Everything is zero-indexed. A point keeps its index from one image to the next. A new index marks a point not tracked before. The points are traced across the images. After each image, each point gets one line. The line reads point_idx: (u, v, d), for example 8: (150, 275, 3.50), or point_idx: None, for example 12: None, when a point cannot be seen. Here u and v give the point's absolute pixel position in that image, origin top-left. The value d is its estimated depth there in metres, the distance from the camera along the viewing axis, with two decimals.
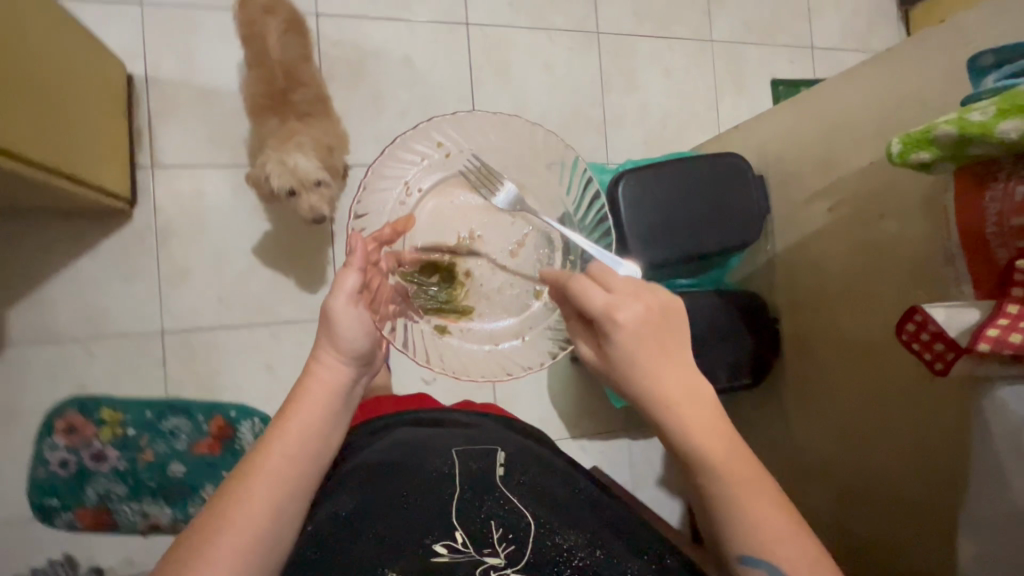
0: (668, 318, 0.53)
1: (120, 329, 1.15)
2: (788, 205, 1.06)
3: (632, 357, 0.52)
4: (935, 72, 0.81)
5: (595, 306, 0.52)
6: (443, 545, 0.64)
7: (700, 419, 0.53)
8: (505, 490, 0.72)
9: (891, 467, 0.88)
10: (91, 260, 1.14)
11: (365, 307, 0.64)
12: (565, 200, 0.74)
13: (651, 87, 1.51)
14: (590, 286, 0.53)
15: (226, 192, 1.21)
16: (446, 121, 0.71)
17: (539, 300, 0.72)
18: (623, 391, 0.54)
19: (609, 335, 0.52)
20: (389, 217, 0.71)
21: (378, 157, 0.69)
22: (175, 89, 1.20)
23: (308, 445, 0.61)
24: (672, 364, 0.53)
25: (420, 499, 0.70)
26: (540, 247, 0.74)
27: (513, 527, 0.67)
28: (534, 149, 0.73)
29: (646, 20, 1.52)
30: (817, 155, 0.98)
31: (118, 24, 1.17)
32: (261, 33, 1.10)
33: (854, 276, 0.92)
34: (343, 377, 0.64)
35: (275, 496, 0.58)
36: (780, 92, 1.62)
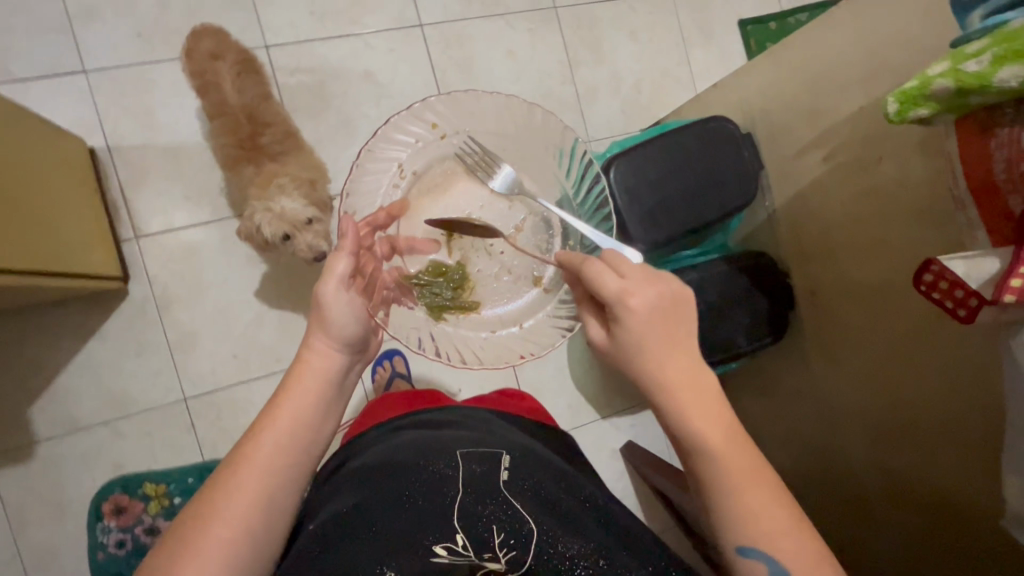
0: (677, 305, 0.52)
1: (143, 404, 1.15)
2: (781, 159, 1.06)
3: (639, 339, 0.52)
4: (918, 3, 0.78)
5: (609, 291, 0.52)
6: (442, 546, 0.61)
7: (705, 406, 0.51)
8: (506, 492, 0.66)
9: (926, 404, 0.87)
10: (99, 343, 1.13)
11: (356, 293, 0.67)
12: (564, 186, 0.73)
13: (618, 53, 1.47)
14: (604, 270, 0.53)
15: (216, 247, 1.19)
16: (439, 100, 0.70)
17: (538, 287, 0.73)
18: (627, 370, 0.54)
19: (619, 319, 0.52)
20: (384, 201, 0.71)
21: (370, 138, 0.68)
22: (141, 154, 1.16)
23: (297, 435, 0.63)
24: (677, 352, 0.52)
25: (419, 498, 0.66)
26: (538, 232, 0.73)
27: (515, 530, 0.63)
28: (533, 132, 0.72)
29: None
30: (804, 106, 0.98)
31: (67, 98, 1.13)
32: (214, 80, 1.05)
33: (859, 222, 0.92)
34: (333, 363, 0.66)
35: (265, 486, 0.60)
36: (749, 32, 1.57)
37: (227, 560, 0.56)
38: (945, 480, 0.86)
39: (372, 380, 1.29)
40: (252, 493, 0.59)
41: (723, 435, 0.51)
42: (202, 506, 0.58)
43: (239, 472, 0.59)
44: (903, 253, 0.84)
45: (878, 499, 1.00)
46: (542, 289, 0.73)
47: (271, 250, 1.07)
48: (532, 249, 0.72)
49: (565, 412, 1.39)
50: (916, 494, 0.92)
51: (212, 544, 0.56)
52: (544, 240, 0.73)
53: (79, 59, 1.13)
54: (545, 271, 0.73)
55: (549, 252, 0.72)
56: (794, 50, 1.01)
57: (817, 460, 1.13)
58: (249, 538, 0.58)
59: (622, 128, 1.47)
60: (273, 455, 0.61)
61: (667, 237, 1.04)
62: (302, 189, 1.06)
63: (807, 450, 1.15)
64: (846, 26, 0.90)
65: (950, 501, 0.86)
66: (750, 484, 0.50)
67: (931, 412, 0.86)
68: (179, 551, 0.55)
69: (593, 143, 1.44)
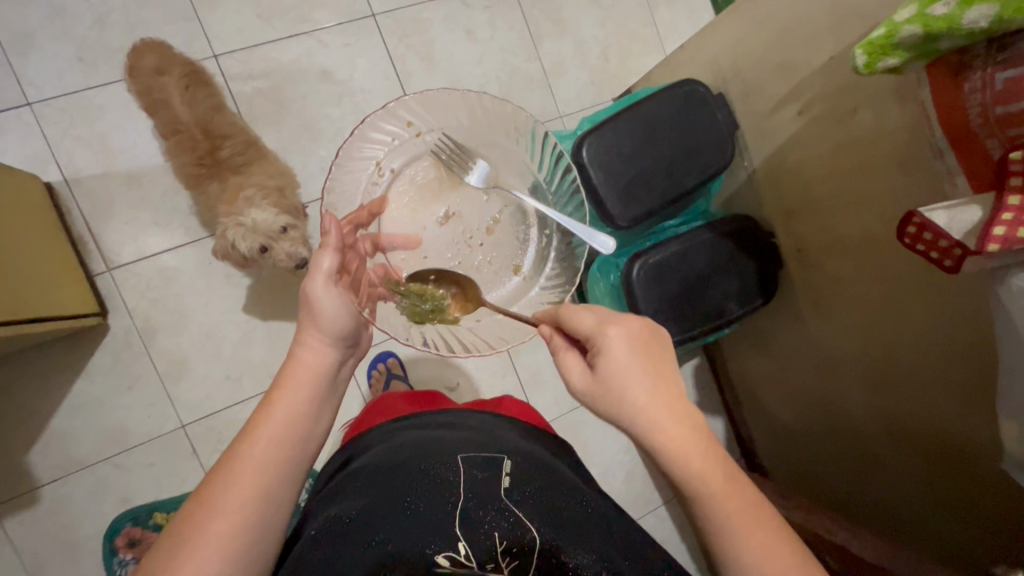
0: (654, 336, 0.56)
1: (142, 436, 1.14)
2: (755, 117, 1.03)
3: (619, 369, 0.53)
4: None
5: (586, 325, 0.56)
6: (445, 556, 0.60)
7: (698, 451, 0.52)
8: (509, 502, 0.66)
9: (919, 351, 0.87)
10: (88, 381, 1.12)
11: (344, 289, 0.67)
12: (540, 176, 0.71)
13: (581, 21, 1.42)
14: (578, 310, 0.57)
15: (193, 270, 1.16)
16: (412, 99, 0.67)
17: (519, 275, 0.71)
18: (611, 414, 0.54)
19: (601, 350, 0.55)
20: (363, 200, 0.69)
21: (348, 137, 0.65)
22: (101, 183, 1.12)
23: (292, 433, 0.63)
24: (663, 377, 0.54)
25: (423, 502, 0.66)
26: (515, 224, 0.73)
27: (518, 539, 0.62)
28: (497, 123, 0.70)
29: None
30: (775, 58, 0.96)
31: (15, 134, 1.08)
32: (162, 97, 1.00)
33: (837, 178, 0.90)
34: (326, 358, 0.68)
35: (262, 482, 0.59)
36: None
37: (226, 557, 0.54)
38: (951, 426, 0.86)
39: (368, 383, 1.28)
40: (249, 490, 0.58)
41: (723, 483, 0.51)
42: (202, 498, 0.57)
43: (234, 470, 0.58)
44: (885, 204, 0.83)
45: (885, 451, 1.00)
46: (524, 277, 0.71)
47: (249, 266, 1.04)
48: (510, 240, 0.73)
49: (566, 392, 1.39)
50: (915, 438, 0.93)
51: (211, 541, 0.54)
52: (522, 230, 0.72)
53: (20, 91, 1.08)
54: (524, 259, 0.72)
55: (527, 242, 0.72)
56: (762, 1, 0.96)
57: (818, 415, 1.13)
58: (248, 536, 0.56)
59: (594, 100, 1.43)
60: (271, 450, 0.60)
61: (649, 210, 1.01)
62: (272, 198, 1.02)
63: (805, 402, 1.15)
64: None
65: (957, 447, 0.86)
66: (749, 531, 0.49)
67: (929, 361, 0.85)
68: (178, 551, 0.53)
69: (565, 118, 1.40)
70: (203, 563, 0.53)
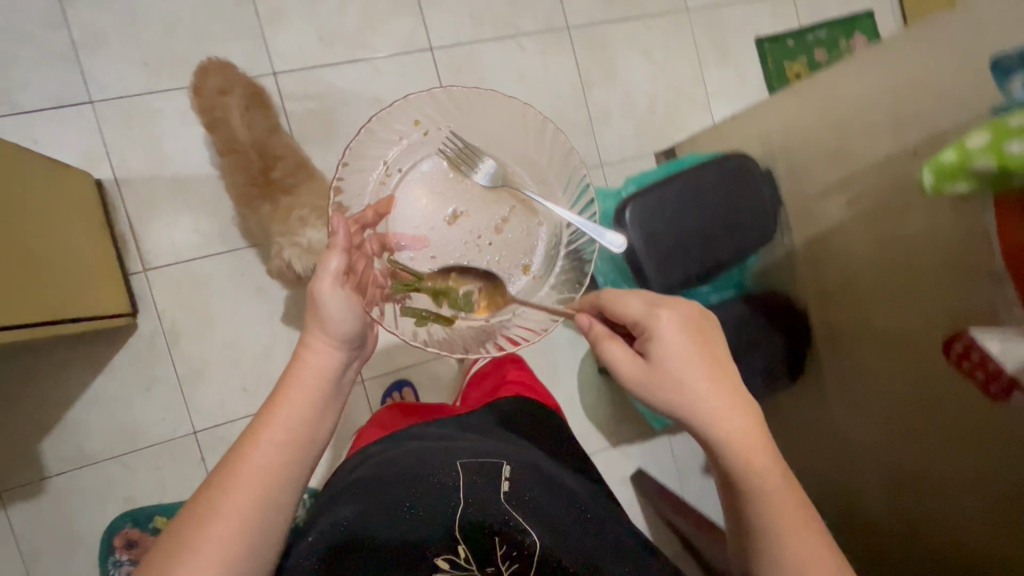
0: (703, 329, 0.61)
1: (153, 438, 1.14)
2: (801, 197, 1.02)
3: (675, 354, 0.59)
4: (949, 63, 0.75)
5: (635, 311, 0.61)
6: (445, 559, 0.67)
7: (757, 446, 0.58)
8: (508, 507, 0.68)
9: (945, 456, 0.86)
10: (108, 378, 1.12)
11: (352, 289, 0.67)
12: (554, 183, 0.74)
13: (633, 73, 1.44)
14: (628, 299, 0.62)
15: (226, 279, 1.18)
16: (421, 99, 0.71)
17: (528, 274, 0.74)
18: (659, 400, 0.59)
19: (653, 334, 0.59)
20: (372, 199, 0.73)
21: (356, 136, 0.69)
22: (149, 185, 1.14)
23: (294, 436, 0.62)
24: (716, 373, 0.60)
25: (422, 502, 0.68)
26: (523, 223, 0.75)
27: (517, 544, 0.67)
28: (511, 119, 0.72)
29: (615, 3, 1.42)
30: (828, 144, 0.95)
31: (74, 130, 1.11)
32: (222, 116, 0.97)
33: (880, 278, 0.90)
34: (332, 360, 0.67)
35: (262, 490, 0.59)
36: (766, 51, 1.53)
37: (230, 559, 0.56)
38: (967, 536, 0.85)
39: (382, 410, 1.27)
40: (253, 490, 0.58)
41: (776, 481, 0.58)
42: (203, 504, 0.57)
43: (236, 473, 0.59)
44: (934, 303, 0.81)
45: (890, 547, 0.99)
46: (532, 276, 0.74)
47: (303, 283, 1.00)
48: (520, 239, 0.76)
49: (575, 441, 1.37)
50: (925, 543, 0.92)
51: (212, 544, 0.55)
52: (529, 228, 0.75)
53: (84, 89, 1.12)
54: (533, 258, 0.74)
55: (537, 240, 0.75)
56: (822, 84, 0.97)
57: (826, 499, 1.11)
58: (248, 545, 0.57)
59: (637, 151, 1.44)
60: (277, 451, 0.61)
61: (683, 278, 1.01)
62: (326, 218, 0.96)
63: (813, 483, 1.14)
64: (875, 66, 0.86)
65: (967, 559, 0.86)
66: (795, 527, 0.56)
67: (955, 469, 0.85)
68: (177, 552, 0.54)
69: (606, 168, 1.41)
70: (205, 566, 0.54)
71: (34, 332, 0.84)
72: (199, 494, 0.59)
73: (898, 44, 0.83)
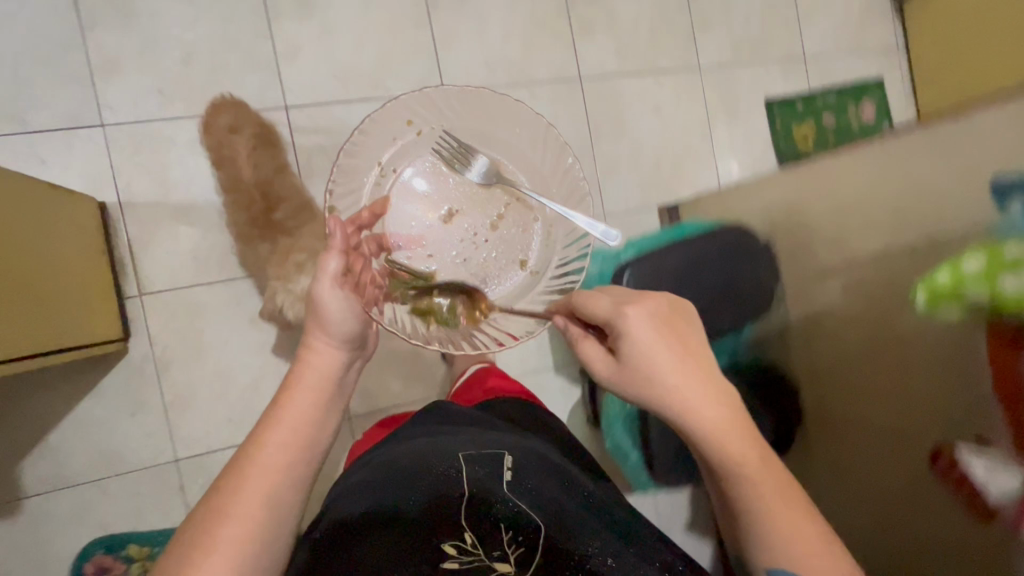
0: (670, 320, 0.63)
1: (134, 464, 1.14)
2: (800, 276, 1.02)
3: (641, 349, 0.61)
4: (946, 172, 0.77)
5: (602, 310, 0.63)
6: (452, 546, 0.71)
7: (737, 434, 0.61)
8: (512, 496, 0.75)
9: (946, 541, 0.86)
10: (94, 402, 1.11)
11: (350, 290, 0.68)
12: (550, 178, 0.76)
13: (641, 127, 1.45)
14: (594, 298, 0.64)
15: (221, 309, 1.18)
16: (411, 99, 0.72)
17: (526, 269, 0.76)
18: (633, 391, 0.63)
19: (620, 332, 0.62)
20: (367, 200, 0.73)
21: (349, 138, 0.70)
22: (152, 211, 1.15)
23: (300, 435, 0.64)
24: (684, 364, 0.62)
25: (428, 491, 0.75)
26: (520, 220, 0.77)
27: (522, 529, 0.72)
28: (505, 116, 0.75)
29: (629, 57, 1.44)
30: (829, 232, 0.95)
31: (82, 152, 1.12)
32: (229, 155, 0.99)
33: (872, 364, 0.91)
34: (334, 361, 0.69)
35: (268, 488, 0.61)
36: (774, 113, 1.55)
37: (241, 557, 0.58)
38: None
39: None
40: (262, 486, 0.61)
41: (756, 464, 0.61)
42: (212, 506, 0.59)
43: (245, 471, 0.61)
44: (930, 393, 0.83)
45: None
46: (529, 272, 0.76)
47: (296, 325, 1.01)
48: (517, 236, 0.77)
49: None
50: None
51: (224, 540, 0.58)
52: (524, 225, 0.77)
53: (97, 112, 1.13)
54: (531, 255, 0.77)
55: (533, 235, 0.77)
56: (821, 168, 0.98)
57: None
58: (257, 544, 0.59)
59: (640, 204, 1.44)
60: (283, 450, 0.63)
61: None
62: None
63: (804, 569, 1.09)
64: (869, 160, 0.88)
65: None
66: (779, 504, 0.60)
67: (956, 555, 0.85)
68: (193, 550, 0.57)
69: (608, 219, 1.41)
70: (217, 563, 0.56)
71: (11, 365, 0.84)
72: (203, 502, 0.60)
73: (897, 140, 0.84)
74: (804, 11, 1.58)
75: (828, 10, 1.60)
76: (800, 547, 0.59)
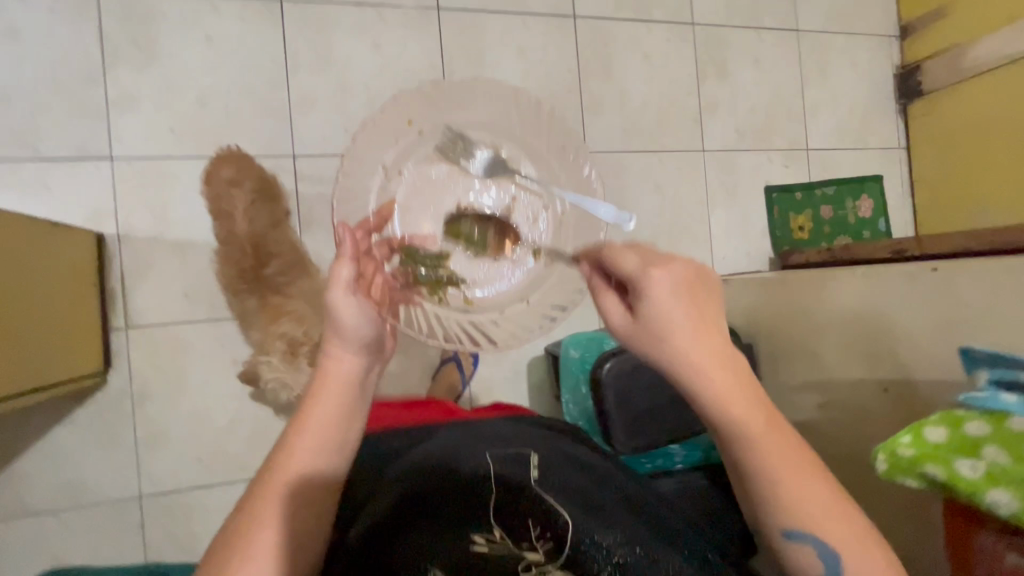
0: (698, 284, 0.58)
1: (98, 497, 1.13)
2: (777, 381, 1.15)
3: (661, 310, 0.57)
4: (920, 320, 0.90)
5: (629, 266, 0.59)
6: (480, 536, 0.69)
7: (738, 399, 0.56)
8: (540, 491, 0.71)
9: None
10: (66, 432, 1.11)
11: (363, 295, 0.65)
12: (552, 164, 0.81)
13: (641, 202, 1.47)
14: (624, 253, 0.60)
15: (206, 348, 1.18)
16: (410, 98, 0.76)
17: (539, 259, 0.78)
18: (648, 351, 0.59)
19: (644, 291, 0.57)
20: (376, 203, 0.76)
21: (353, 141, 0.73)
22: (148, 246, 1.16)
23: (325, 440, 0.65)
24: (711, 339, 0.57)
25: (450, 492, 0.71)
26: (527, 204, 0.80)
27: (551, 525, 0.69)
28: (502, 107, 0.80)
29: (635, 134, 1.47)
30: (810, 347, 1.08)
31: (88, 183, 1.14)
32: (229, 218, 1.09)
33: (864, 447, 1.00)
34: (354, 368, 0.67)
35: (289, 496, 0.63)
36: (773, 200, 1.57)
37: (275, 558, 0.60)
38: None
39: None
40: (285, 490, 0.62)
41: (760, 426, 0.56)
42: (244, 514, 0.62)
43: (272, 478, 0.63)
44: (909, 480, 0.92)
45: None
46: (544, 262, 0.78)
47: None
48: (525, 224, 0.79)
49: None
50: None
51: (261, 544, 0.60)
52: (533, 214, 0.80)
53: (107, 146, 1.15)
54: (543, 245, 0.79)
55: (541, 222, 0.80)
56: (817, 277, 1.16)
57: None
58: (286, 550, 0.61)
59: None
60: (306, 457, 0.64)
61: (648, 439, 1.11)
62: None
63: None
64: (848, 284, 1.01)
65: None
66: (785, 473, 0.55)
67: None
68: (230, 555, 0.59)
69: None
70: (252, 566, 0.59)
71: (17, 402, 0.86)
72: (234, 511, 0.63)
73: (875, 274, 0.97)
74: (810, 103, 1.62)
75: (833, 105, 1.64)
76: (813, 509, 0.54)
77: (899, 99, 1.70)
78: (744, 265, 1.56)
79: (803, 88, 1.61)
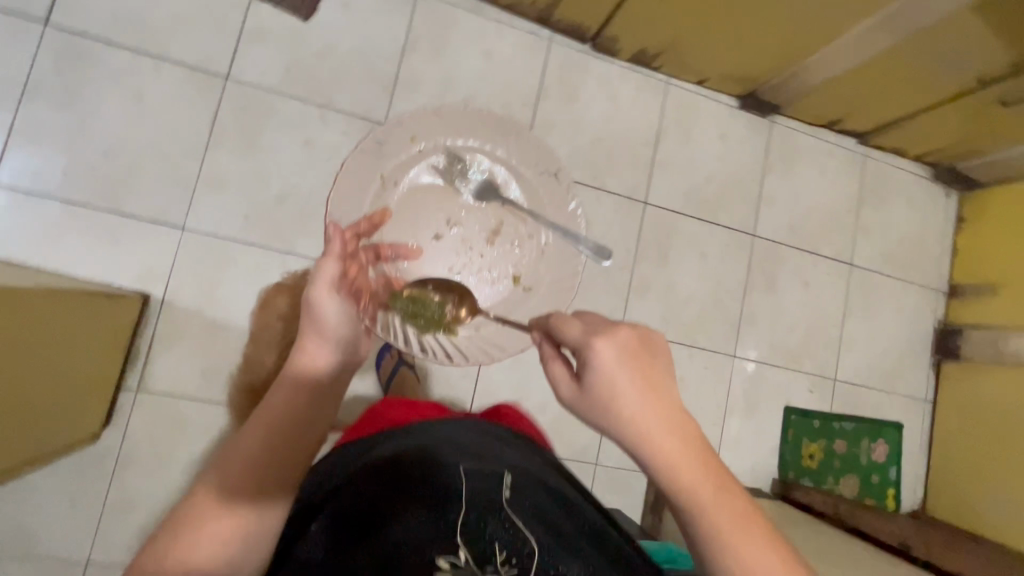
0: (642, 347, 0.57)
1: (47, 552, 1.10)
2: None
3: (608, 384, 0.56)
4: None
5: (572, 336, 0.58)
6: (445, 560, 0.59)
7: (681, 449, 0.55)
8: (511, 511, 0.62)
9: None
10: (42, 478, 1.10)
11: (345, 297, 0.65)
12: (543, 194, 0.85)
13: None
14: (567, 321, 0.59)
15: (203, 427, 1.18)
16: (417, 120, 0.80)
17: (515, 283, 0.86)
18: (598, 422, 0.57)
19: (586, 362, 0.57)
20: (368, 210, 0.80)
21: (352, 155, 0.77)
22: (186, 317, 1.19)
23: (283, 434, 0.64)
24: (656, 399, 0.56)
25: (417, 503, 0.62)
26: (512, 231, 0.87)
27: (516, 550, 0.60)
28: (505, 134, 0.84)
29: (672, 325, 1.50)
30: None
31: (153, 245, 1.19)
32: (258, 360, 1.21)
33: None
34: (325, 362, 0.65)
35: (234, 493, 0.62)
36: (791, 420, 1.57)
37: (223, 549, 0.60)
38: None
39: None
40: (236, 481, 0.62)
41: (730, 515, 0.53)
42: (193, 507, 0.62)
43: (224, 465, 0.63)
44: None
45: None
46: (519, 286, 0.86)
47: None
48: (507, 249, 0.87)
49: None
50: None
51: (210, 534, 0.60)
52: (516, 238, 0.87)
53: (184, 217, 1.20)
54: (522, 270, 0.86)
55: (522, 248, 0.86)
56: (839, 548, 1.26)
57: None
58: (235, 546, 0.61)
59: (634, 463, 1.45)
60: (260, 449, 0.63)
61: None
62: None
63: None
64: None
65: None
66: (734, 533, 0.53)
67: None
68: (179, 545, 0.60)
69: (597, 467, 1.43)
70: (205, 549, 0.60)
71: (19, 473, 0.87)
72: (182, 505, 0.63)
73: None
74: (848, 336, 1.64)
75: (869, 343, 1.65)
76: None
77: (933, 353, 1.71)
78: (745, 478, 1.54)
79: (843, 320, 1.64)
